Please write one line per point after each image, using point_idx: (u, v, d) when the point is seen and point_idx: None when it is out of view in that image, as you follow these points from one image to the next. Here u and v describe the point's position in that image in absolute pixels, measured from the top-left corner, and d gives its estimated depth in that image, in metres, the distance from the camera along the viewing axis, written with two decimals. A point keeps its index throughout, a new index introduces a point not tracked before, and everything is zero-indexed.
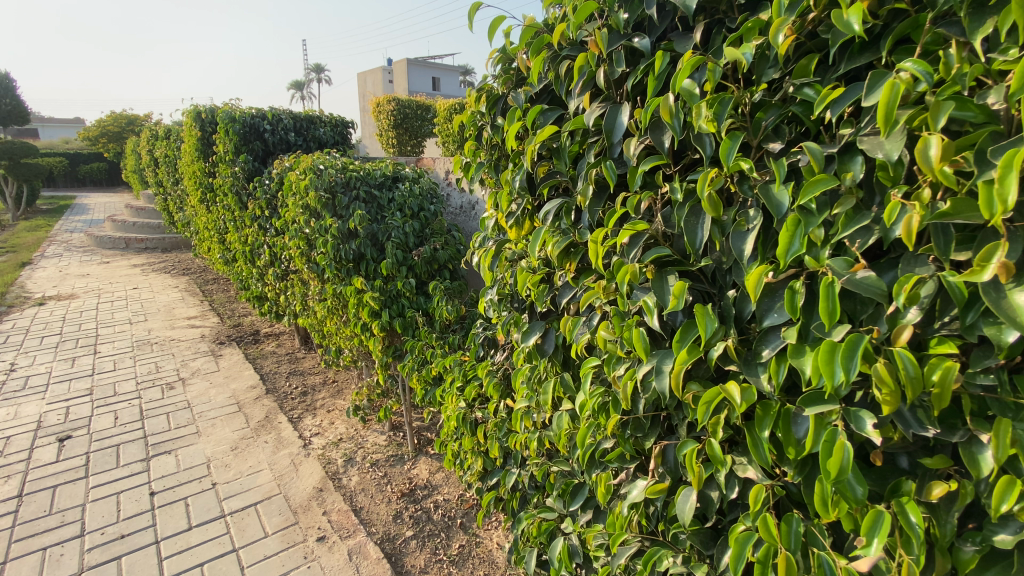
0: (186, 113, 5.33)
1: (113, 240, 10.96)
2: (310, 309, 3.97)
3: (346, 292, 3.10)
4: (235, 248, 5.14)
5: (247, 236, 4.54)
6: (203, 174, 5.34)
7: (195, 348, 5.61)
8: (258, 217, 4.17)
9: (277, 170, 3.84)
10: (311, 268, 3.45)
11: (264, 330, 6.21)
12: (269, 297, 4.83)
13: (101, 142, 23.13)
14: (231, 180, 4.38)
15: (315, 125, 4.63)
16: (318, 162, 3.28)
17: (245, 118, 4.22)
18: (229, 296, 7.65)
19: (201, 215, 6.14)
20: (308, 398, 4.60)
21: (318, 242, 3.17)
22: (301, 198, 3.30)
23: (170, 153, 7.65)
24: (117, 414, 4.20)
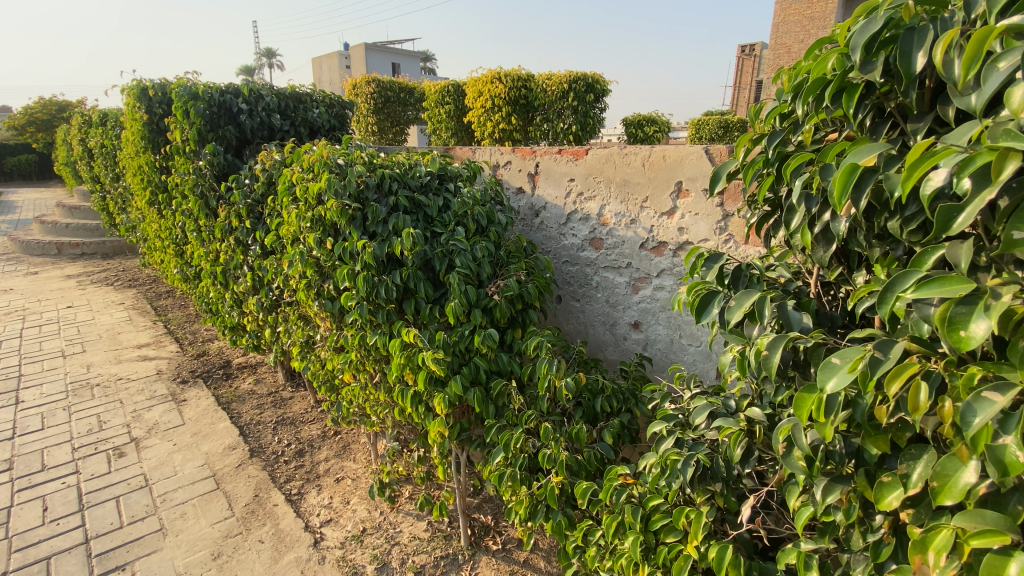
0: (128, 92, 4.14)
1: (42, 245, 9.39)
2: (316, 354, 2.93)
3: (388, 348, 2.08)
4: (200, 267, 4.02)
5: (219, 254, 3.44)
6: (152, 171, 4.18)
7: (150, 390, 4.44)
8: (235, 229, 3.08)
9: (263, 165, 2.76)
10: (322, 306, 2.41)
11: (237, 361, 5.06)
12: (250, 329, 3.74)
13: (28, 131, 20.66)
14: (196, 180, 3.27)
15: (306, 105, 3.46)
16: (334, 155, 2.25)
17: (212, 94, 3.11)
18: (188, 315, 6.40)
19: (152, 221, 4.94)
20: (307, 460, 3.55)
21: (339, 273, 2.14)
22: (310, 206, 2.26)
23: (107, 144, 6.30)
24: (45, 501, 3.05)
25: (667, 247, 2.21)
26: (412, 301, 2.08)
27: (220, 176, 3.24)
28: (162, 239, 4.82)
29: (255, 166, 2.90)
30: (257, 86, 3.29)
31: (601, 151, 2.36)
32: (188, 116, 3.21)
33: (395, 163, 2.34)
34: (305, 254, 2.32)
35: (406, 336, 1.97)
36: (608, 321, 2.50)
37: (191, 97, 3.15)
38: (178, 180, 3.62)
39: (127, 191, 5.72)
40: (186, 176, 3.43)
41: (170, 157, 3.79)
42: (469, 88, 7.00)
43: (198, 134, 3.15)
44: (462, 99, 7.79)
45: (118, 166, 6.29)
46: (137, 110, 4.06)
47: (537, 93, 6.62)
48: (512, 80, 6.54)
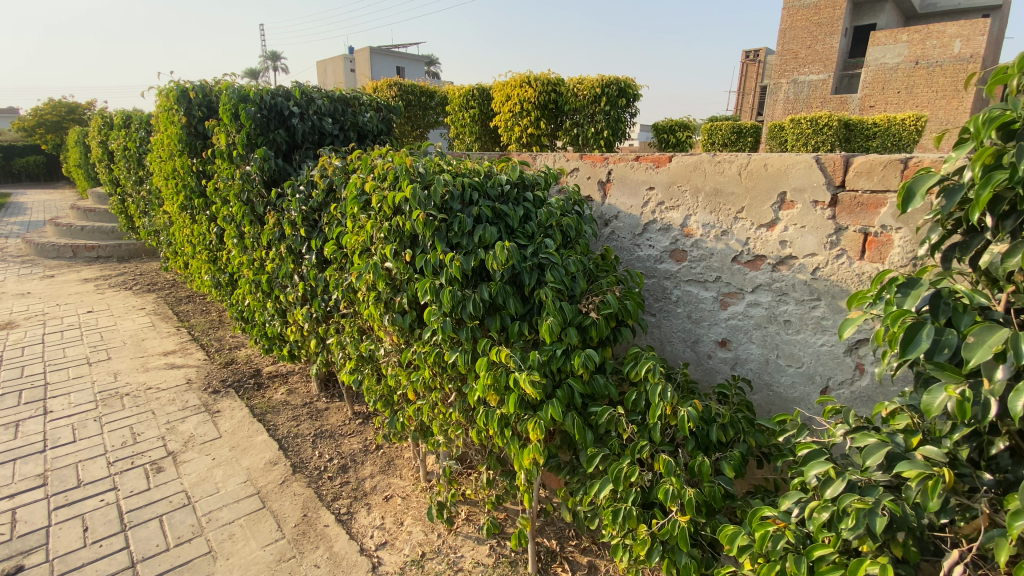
0: (164, 95, 4.03)
1: (57, 247, 9.30)
2: (374, 369, 2.80)
3: (474, 368, 1.93)
4: (239, 275, 3.90)
5: (264, 262, 3.32)
6: (187, 176, 4.06)
7: (182, 400, 4.31)
8: (287, 238, 2.95)
9: (324, 172, 2.65)
10: (391, 322, 2.27)
11: (267, 370, 4.94)
12: (292, 340, 3.62)
13: (37, 133, 20.60)
14: (244, 186, 3.15)
15: (356, 109, 3.35)
16: (410, 163, 2.13)
17: (263, 96, 2.99)
18: (211, 321, 6.29)
19: (182, 226, 4.82)
20: (351, 477, 3.41)
21: (420, 288, 2.00)
22: (387, 218, 2.15)
23: (131, 147, 6.19)
24: (85, 520, 2.91)
25: (765, 261, 2.08)
26: (498, 317, 1.94)
27: (270, 183, 3.13)
28: (194, 244, 4.70)
29: (311, 171, 2.77)
30: (307, 88, 3.17)
31: (688, 158, 2.22)
32: (237, 120, 3.10)
33: (471, 171, 2.21)
34: (378, 266, 2.19)
35: (500, 355, 1.83)
36: (689, 339, 2.34)
37: (241, 100, 3.03)
38: (220, 185, 3.50)
39: (154, 195, 5.61)
40: (231, 181, 3.31)
41: (212, 161, 3.68)
42: (497, 92, 6.87)
43: (248, 139, 3.04)
44: (487, 104, 7.67)
45: (142, 169, 6.18)
46: (174, 112, 3.95)
47: (567, 97, 6.48)
48: (542, 84, 6.42)
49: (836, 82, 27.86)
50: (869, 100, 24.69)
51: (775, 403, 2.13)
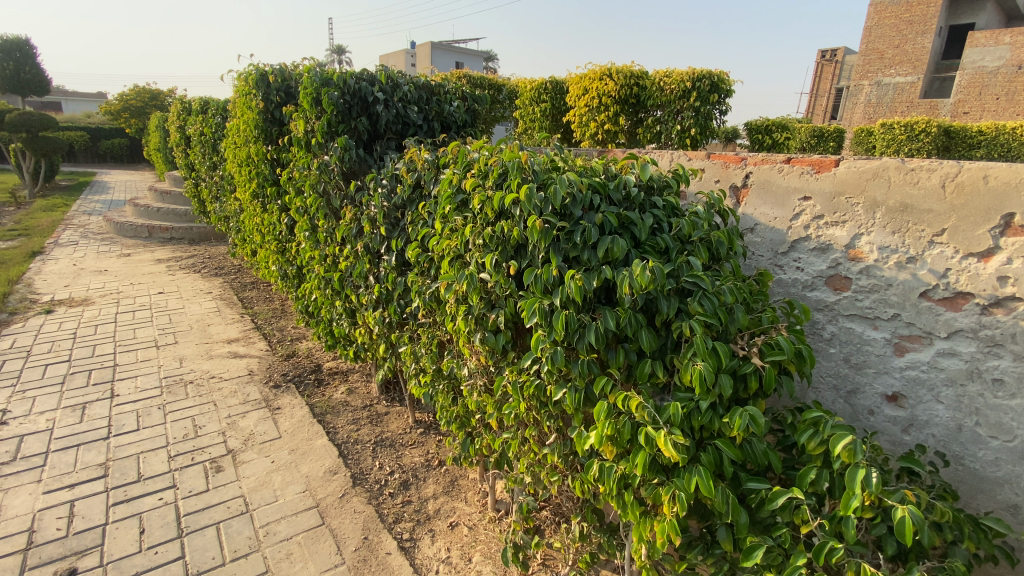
0: (243, 79, 3.90)
1: (135, 227, 9.69)
2: (450, 386, 2.49)
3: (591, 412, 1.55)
4: (308, 270, 3.73)
5: (338, 259, 3.11)
6: (261, 163, 3.93)
7: (243, 393, 4.20)
8: (365, 236, 2.71)
9: (415, 164, 2.37)
10: (484, 342, 1.94)
11: (327, 366, 4.79)
12: (359, 342, 3.40)
13: (123, 117, 21.92)
14: (323, 176, 2.93)
15: (442, 96, 3.06)
16: (520, 157, 1.78)
17: (347, 80, 2.75)
18: (274, 310, 6.26)
19: (253, 214, 4.74)
20: (413, 496, 3.13)
21: (526, 309, 1.65)
22: (489, 219, 1.82)
23: (208, 132, 6.24)
24: (142, 521, 2.78)
25: (971, 300, 1.66)
26: (623, 352, 1.55)
27: (350, 174, 2.90)
28: (263, 233, 4.60)
29: (398, 163, 2.51)
30: (392, 73, 2.91)
31: (866, 164, 1.82)
32: (318, 106, 2.88)
33: (589, 166, 1.83)
34: (474, 277, 1.87)
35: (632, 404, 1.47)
36: (844, 387, 1.95)
37: (324, 84, 2.80)
38: (296, 176, 3.31)
39: (227, 181, 5.60)
40: (308, 171, 3.11)
41: (289, 149, 3.51)
42: (573, 85, 6.49)
43: (329, 126, 2.81)
44: (560, 98, 7.30)
45: (217, 155, 6.22)
46: (252, 97, 3.82)
47: (650, 92, 6.01)
48: (624, 77, 5.98)
49: (927, 85, 25.63)
50: (964, 105, 22.58)
51: (966, 481, 1.74)
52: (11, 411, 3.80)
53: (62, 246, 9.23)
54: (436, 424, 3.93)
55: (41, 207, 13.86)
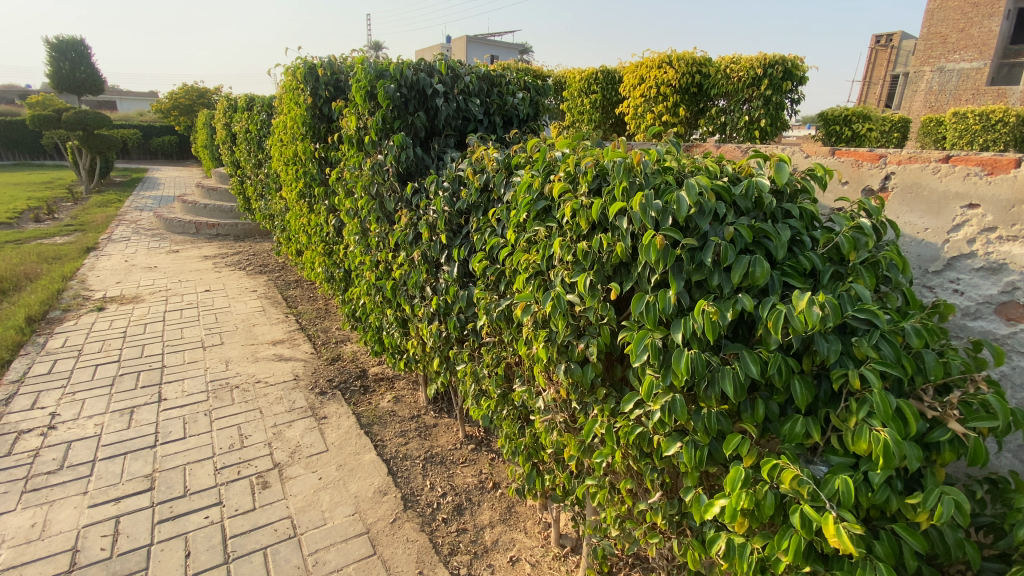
0: (290, 74, 3.73)
1: (183, 224, 9.87)
2: (516, 412, 2.21)
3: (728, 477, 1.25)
4: (356, 275, 3.53)
5: (391, 266, 2.88)
6: (309, 163, 3.75)
7: (289, 400, 4.07)
8: (424, 243, 2.47)
9: (483, 164, 2.10)
10: (569, 376, 1.64)
11: (373, 372, 4.61)
12: (411, 353, 3.17)
13: (173, 115, 22.60)
14: (378, 178, 2.70)
15: (506, 87, 2.77)
16: (620, 156, 1.46)
17: (404, 71, 2.50)
18: (318, 310, 6.16)
19: (298, 213, 4.59)
20: (469, 523, 2.89)
21: (636, 345, 1.33)
22: (581, 232, 1.50)
23: (253, 129, 6.16)
24: (188, 542, 2.64)
25: None
26: (764, 405, 1.24)
27: (406, 175, 2.65)
28: (309, 234, 4.45)
29: (462, 164, 2.24)
30: (453, 62, 2.63)
31: None
32: (372, 101, 2.64)
33: (702, 165, 1.49)
34: (562, 300, 1.54)
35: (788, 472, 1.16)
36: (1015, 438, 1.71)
37: (379, 76, 2.56)
38: (347, 176, 3.10)
39: (272, 180, 5.50)
40: (361, 170, 2.89)
41: (339, 148, 3.30)
42: (628, 74, 6.10)
43: (385, 123, 2.57)
44: (612, 88, 6.90)
45: (262, 152, 6.13)
46: (299, 92, 3.63)
47: (713, 79, 5.56)
48: (686, 65, 5.56)
49: (996, 70, 23.88)
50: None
51: None
52: (62, 415, 3.77)
53: (115, 242, 9.47)
54: (488, 439, 3.66)
55: (96, 204, 14.39)
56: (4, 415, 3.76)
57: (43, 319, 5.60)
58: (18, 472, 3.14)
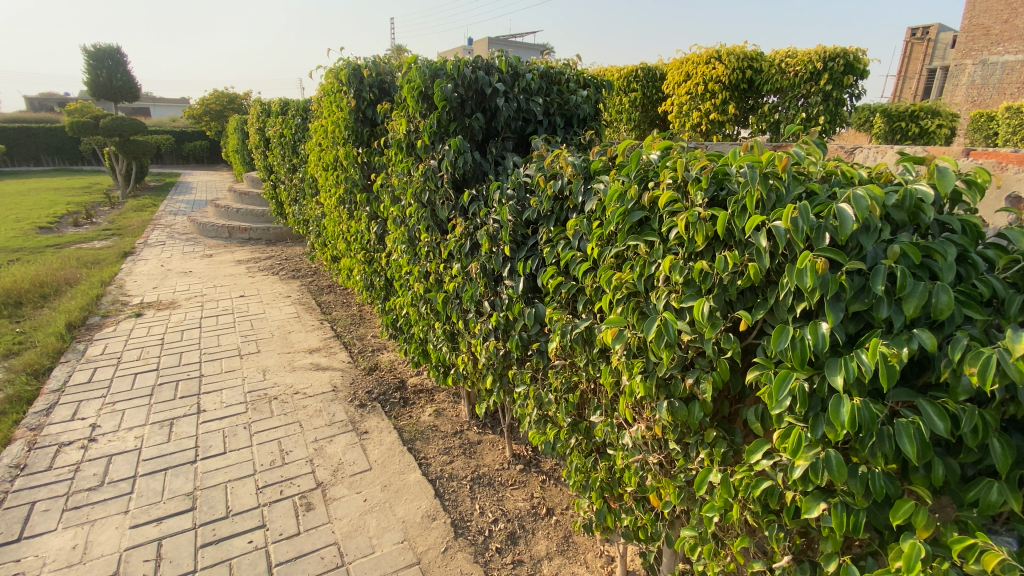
0: (332, 76, 3.60)
1: (217, 228, 9.95)
2: (590, 444, 1.98)
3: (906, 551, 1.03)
4: (402, 285, 3.37)
5: (443, 278, 2.70)
6: (350, 168, 3.61)
7: (328, 412, 3.93)
8: (483, 254, 2.27)
9: (556, 169, 1.89)
10: (671, 413, 1.44)
11: (411, 383, 4.44)
12: (458, 369, 2.97)
13: (205, 120, 23.05)
14: (431, 184, 2.53)
15: (568, 84, 2.56)
16: (745, 157, 1.23)
17: (462, 69, 2.32)
18: (353, 316, 6.04)
19: (336, 220, 4.48)
20: (524, 554, 2.68)
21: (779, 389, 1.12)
22: (695, 249, 1.28)
23: (287, 134, 6.10)
24: (232, 569, 2.51)
25: None
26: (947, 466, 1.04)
27: (462, 182, 2.47)
28: (348, 241, 4.32)
29: (529, 169, 2.04)
30: (512, 59, 2.44)
31: None
32: (428, 104, 2.48)
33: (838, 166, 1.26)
34: (668, 328, 1.32)
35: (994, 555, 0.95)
36: None
37: (435, 75, 2.38)
38: (396, 182, 2.95)
39: (308, 185, 5.41)
40: (411, 176, 2.73)
41: (385, 153, 3.15)
42: (671, 71, 5.83)
43: (441, 125, 2.40)
44: (652, 85, 6.64)
45: (296, 157, 6.07)
46: (341, 95, 3.49)
47: (765, 76, 5.27)
48: (736, 59, 5.29)
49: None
50: None
51: None
52: (102, 427, 3.71)
53: (152, 247, 9.58)
54: (536, 458, 3.44)
55: (133, 208, 14.69)
56: (46, 426, 3.73)
57: (83, 326, 5.62)
58: (60, 488, 3.07)
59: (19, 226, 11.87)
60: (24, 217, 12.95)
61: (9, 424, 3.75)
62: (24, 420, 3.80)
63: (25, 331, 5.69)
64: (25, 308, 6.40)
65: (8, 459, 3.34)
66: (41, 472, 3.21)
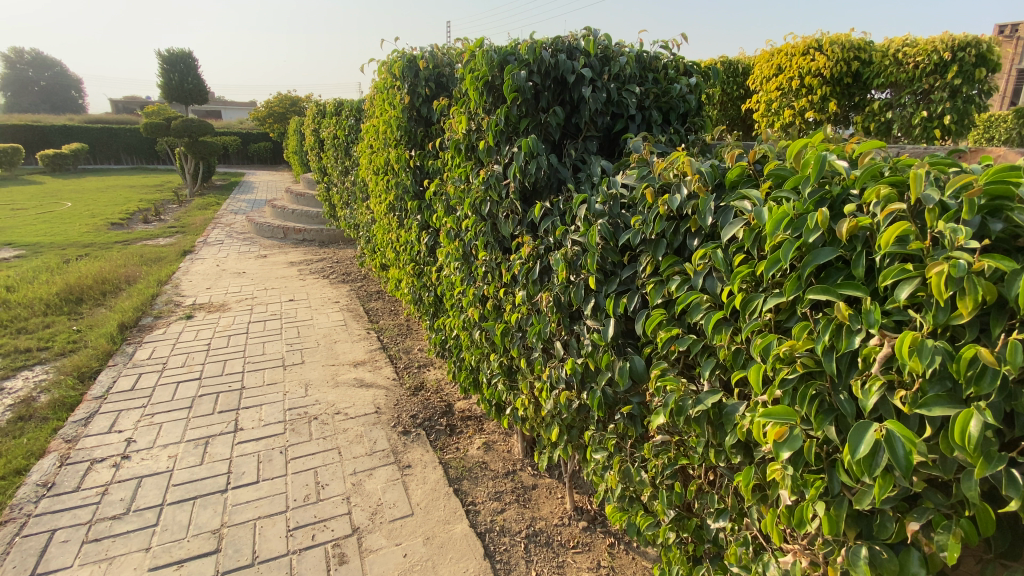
0: (384, 70, 3.25)
1: (272, 228, 10.01)
2: (701, 548, 1.49)
3: None
4: (455, 306, 2.95)
5: (506, 304, 2.23)
6: (403, 171, 3.23)
7: (369, 438, 3.57)
8: (558, 283, 1.79)
9: (671, 178, 1.38)
10: (869, 563, 1.05)
11: (458, 409, 4.01)
12: (516, 411, 2.51)
13: (268, 122, 23.87)
14: (494, 193, 2.09)
15: (668, 69, 2.05)
16: None
17: (539, 53, 1.86)
18: (400, 327, 5.73)
19: (386, 227, 4.15)
20: None
21: None
22: (956, 321, 0.90)
23: (341, 134, 5.88)
24: None
25: None
26: None
27: (532, 192, 2.01)
28: (397, 251, 3.98)
29: (626, 176, 1.54)
30: (602, 39, 1.96)
31: None
32: (495, 97, 2.04)
33: None
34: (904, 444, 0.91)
35: None
36: None
37: (505, 62, 1.94)
38: (454, 189, 2.52)
39: (359, 188, 5.15)
40: (471, 182, 2.30)
41: (443, 155, 2.73)
42: (759, 64, 5.50)
43: (511, 122, 1.96)
44: (735, 82, 6.52)
45: (349, 159, 5.84)
46: (395, 91, 3.13)
47: (876, 67, 4.91)
48: (840, 50, 4.88)
49: None
50: None
51: None
52: (137, 442, 3.52)
53: (210, 245, 9.74)
54: (602, 514, 2.94)
55: (198, 207, 15.23)
56: (81, 438, 3.60)
57: (135, 326, 5.60)
58: (83, 515, 2.86)
59: (94, 222, 12.47)
60: (100, 214, 13.63)
61: (47, 434, 3.65)
62: (61, 431, 3.70)
63: (81, 331, 5.72)
64: (85, 306, 6.50)
65: (39, 476, 3.20)
66: (67, 495, 3.03)
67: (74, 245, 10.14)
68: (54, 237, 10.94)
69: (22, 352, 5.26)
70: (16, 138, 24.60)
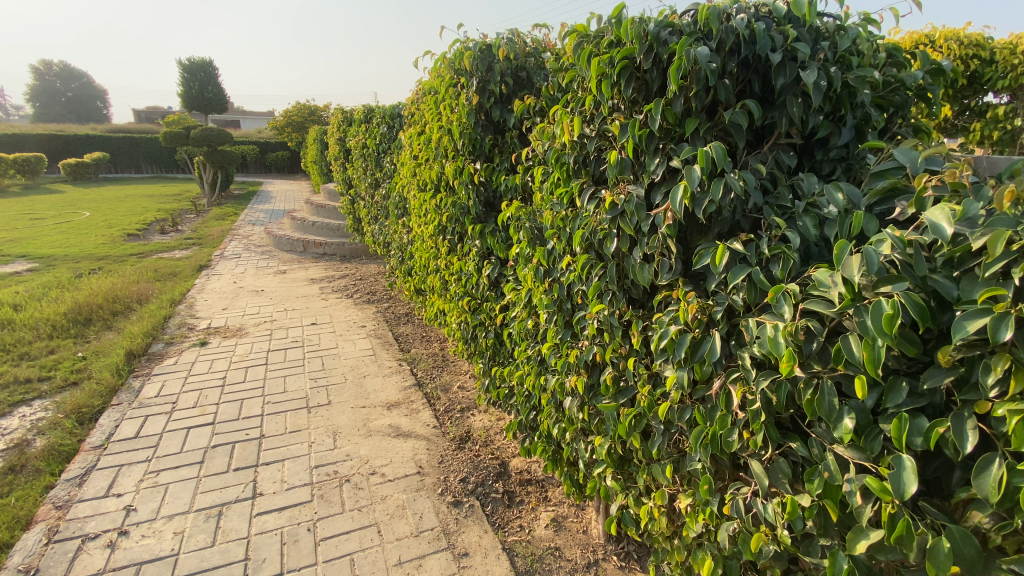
0: (441, 65, 2.66)
1: (292, 241, 9.52)
2: None
3: None
4: (536, 361, 2.30)
5: (637, 380, 1.57)
6: (464, 186, 2.61)
7: (414, 510, 2.93)
8: (765, 376, 1.15)
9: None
10: None
11: (514, 469, 3.36)
12: (627, 516, 1.85)
13: (287, 131, 23.64)
14: (629, 225, 1.44)
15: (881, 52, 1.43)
16: None
17: (725, 21, 1.24)
18: (436, 357, 5.11)
19: (430, 250, 3.56)
20: None
21: None
22: None
23: (372, 144, 5.35)
24: None
25: None
26: None
27: (693, 225, 1.39)
28: (445, 280, 3.39)
29: (932, 216, 1.03)
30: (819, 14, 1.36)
31: None
32: (640, 88, 1.44)
33: None
34: None
35: None
36: None
37: (665, 33, 1.32)
38: (551, 211, 1.89)
39: (394, 205, 4.59)
40: (582, 207, 1.67)
41: (530, 167, 2.12)
42: None
43: (668, 124, 1.35)
44: None
45: (381, 171, 5.30)
46: (456, 89, 2.54)
47: (1001, 68, 4.40)
48: (956, 47, 4.50)
49: None
50: None
51: None
52: (138, 512, 2.92)
53: (227, 260, 9.23)
54: None
55: (215, 217, 14.84)
56: (73, 504, 3.01)
57: (144, 355, 5.04)
58: None
59: (111, 233, 12.09)
60: (118, 224, 13.29)
61: (36, 495, 3.07)
62: (52, 492, 3.12)
63: (86, 358, 5.18)
64: (93, 329, 5.97)
65: (19, 558, 2.60)
66: None
67: (88, 259, 9.70)
68: (68, 249, 10.54)
69: (21, 383, 4.73)
70: (38, 147, 24.66)
